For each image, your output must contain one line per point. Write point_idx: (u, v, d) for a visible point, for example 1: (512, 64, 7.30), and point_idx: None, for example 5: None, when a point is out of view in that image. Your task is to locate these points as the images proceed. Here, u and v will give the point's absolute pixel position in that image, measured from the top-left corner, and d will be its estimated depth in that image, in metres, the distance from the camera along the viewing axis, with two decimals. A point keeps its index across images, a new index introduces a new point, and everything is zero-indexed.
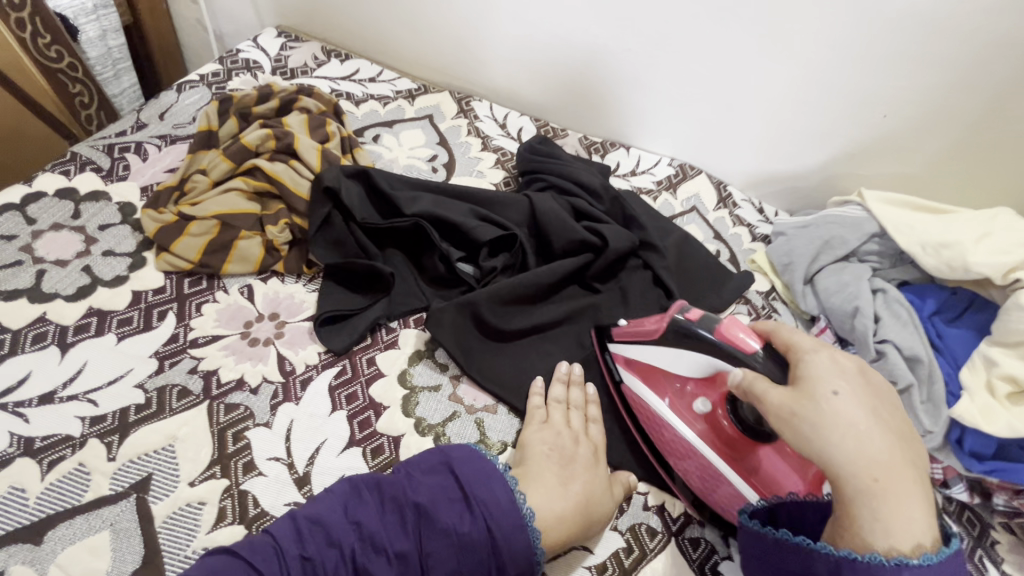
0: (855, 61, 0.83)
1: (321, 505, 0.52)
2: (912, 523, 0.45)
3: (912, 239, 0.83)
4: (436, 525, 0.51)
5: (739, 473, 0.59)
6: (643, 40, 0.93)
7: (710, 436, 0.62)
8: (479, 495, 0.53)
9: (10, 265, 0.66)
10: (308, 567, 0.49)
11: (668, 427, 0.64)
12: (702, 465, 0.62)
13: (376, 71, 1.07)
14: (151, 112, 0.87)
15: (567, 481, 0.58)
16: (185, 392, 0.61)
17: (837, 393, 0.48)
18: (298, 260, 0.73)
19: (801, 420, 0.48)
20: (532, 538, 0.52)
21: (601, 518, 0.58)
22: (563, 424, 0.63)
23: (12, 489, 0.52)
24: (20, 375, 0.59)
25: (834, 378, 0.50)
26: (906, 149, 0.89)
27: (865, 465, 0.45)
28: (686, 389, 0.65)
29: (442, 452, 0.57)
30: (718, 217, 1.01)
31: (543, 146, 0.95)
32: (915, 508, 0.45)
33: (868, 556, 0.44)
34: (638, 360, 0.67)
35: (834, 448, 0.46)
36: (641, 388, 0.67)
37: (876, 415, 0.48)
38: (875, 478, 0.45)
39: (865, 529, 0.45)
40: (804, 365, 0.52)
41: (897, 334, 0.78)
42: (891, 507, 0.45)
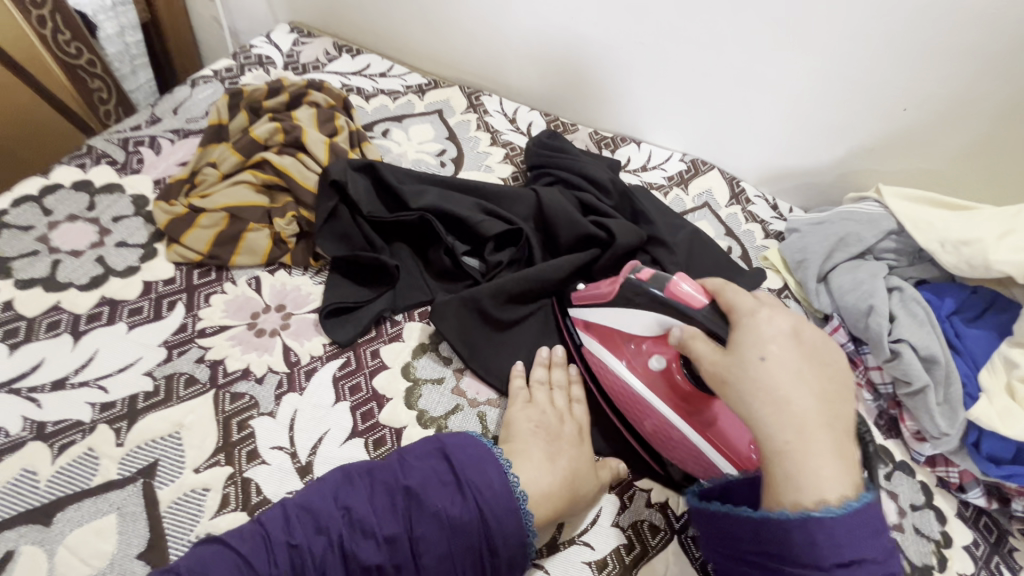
0: (873, 52, 0.81)
1: (311, 493, 0.52)
2: (823, 479, 0.45)
3: (931, 236, 0.81)
4: (425, 509, 0.51)
5: (692, 424, 0.61)
6: (654, 32, 0.92)
7: (665, 391, 0.63)
8: (471, 478, 0.53)
9: (27, 255, 0.68)
10: (295, 556, 0.48)
11: (626, 386, 0.66)
12: (659, 420, 0.63)
13: (387, 66, 1.08)
14: (165, 107, 0.88)
15: (554, 456, 0.59)
16: (193, 380, 0.62)
17: (763, 358, 0.49)
18: (305, 253, 0.74)
19: (731, 387, 0.50)
20: (523, 521, 0.52)
21: (587, 493, 0.59)
22: (548, 403, 0.65)
23: (24, 472, 0.54)
24: (34, 362, 0.60)
25: (765, 343, 0.50)
26: (926, 143, 0.86)
27: (780, 424, 0.47)
28: (642, 348, 0.66)
29: (437, 437, 0.56)
30: (730, 213, 0.99)
31: (552, 140, 0.94)
32: (830, 466, 0.45)
33: (778, 511, 0.46)
34: (596, 324, 0.68)
35: (751, 408, 0.48)
36: (600, 350, 0.68)
37: (804, 379, 0.48)
38: (789, 438, 0.46)
39: (778, 487, 0.46)
40: (741, 331, 0.52)
41: (913, 334, 0.76)
42: (803, 466, 0.45)
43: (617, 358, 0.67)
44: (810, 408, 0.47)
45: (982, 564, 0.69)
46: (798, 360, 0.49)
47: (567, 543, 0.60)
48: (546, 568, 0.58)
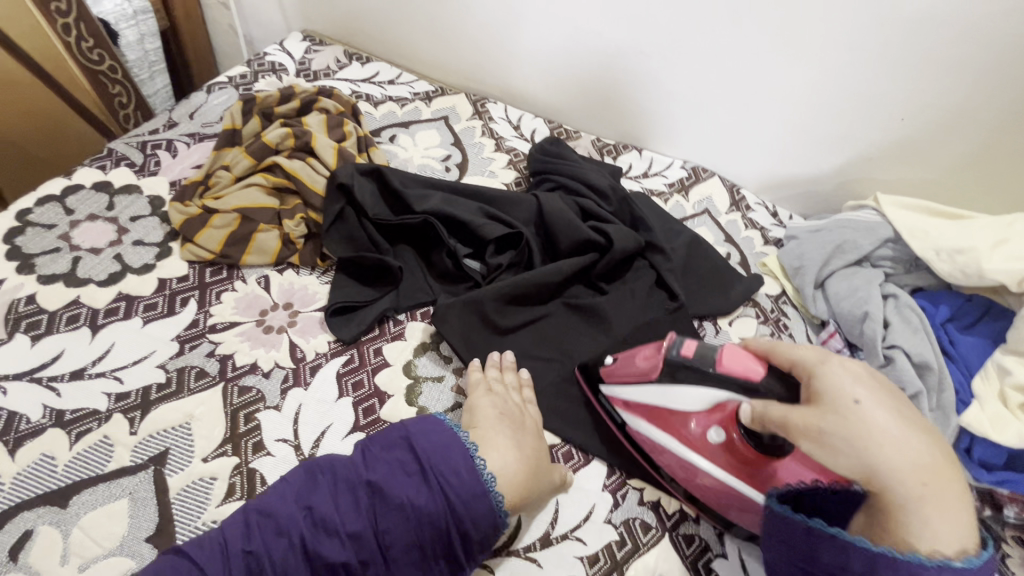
0: (870, 63, 0.83)
1: (273, 497, 0.53)
2: (953, 526, 0.47)
3: (925, 245, 0.82)
4: (389, 502, 0.52)
5: (763, 492, 0.59)
6: (655, 42, 0.94)
7: (727, 462, 0.62)
8: (436, 465, 0.54)
9: (49, 252, 0.71)
10: (251, 560, 0.50)
11: (689, 463, 0.63)
12: (730, 496, 0.61)
13: (396, 73, 1.11)
14: (181, 112, 0.92)
15: (521, 444, 0.60)
16: (203, 373, 0.64)
17: (859, 401, 0.50)
18: (313, 253, 0.76)
19: (828, 435, 0.50)
20: (493, 502, 0.54)
21: (548, 482, 0.61)
22: (508, 395, 0.66)
23: (43, 457, 0.56)
24: (54, 353, 0.63)
25: (853, 386, 0.51)
26: (923, 153, 0.88)
27: (902, 468, 0.48)
28: (694, 423, 0.64)
29: (402, 428, 0.57)
30: (730, 220, 1.01)
31: (554, 147, 0.96)
32: (954, 512, 0.47)
33: (908, 555, 0.46)
34: (641, 404, 0.66)
35: (870, 453, 0.48)
36: (650, 429, 0.66)
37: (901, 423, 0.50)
38: (922, 483, 0.47)
39: (908, 532, 0.47)
40: (817, 379, 0.53)
41: (906, 340, 0.77)
42: (930, 512, 0.47)
43: (670, 434, 0.64)
44: (922, 452, 0.49)
45: None
46: (888, 402, 0.51)
47: (559, 538, 0.61)
48: (539, 562, 0.60)
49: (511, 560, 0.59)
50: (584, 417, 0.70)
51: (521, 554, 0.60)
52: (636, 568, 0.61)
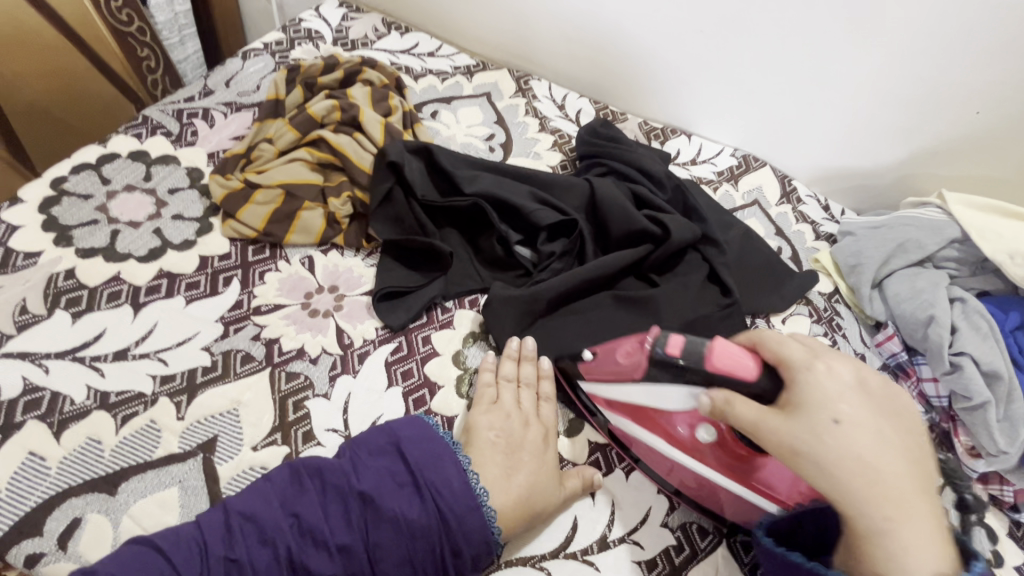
0: (951, 51, 0.77)
1: (254, 498, 0.49)
2: (934, 558, 0.43)
3: (998, 248, 0.77)
4: (382, 514, 0.49)
5: (749, 485, 0.57)
6: (717, 22, 0.88)
7: (716, 459, 0.59)
8: (429, 478, 0.51)
9: (87, 224, 0.68)
10: (233, 568, 0.46)
11: (673, 462, 0.60)
12: (719, 491, 0.58)
13: (436, 46, 1.06)
14: (217, 79, 0.87)
15: (512, 472, 0.55)
16: (249, 357, 0.62)
17: (839, 422, 0.47)
18: (358, 234, 0.73)
19: (804, 458, 0.47)
20: (488, 518, 0.51)
21: (551, 503, 0.56)
22: (511, 407, 0.60)
23: (89, 440, 0.54)
24: (96, 331, 0.61)
25: (834, 404, 0.48)
26: (998, 150, 0.83)
27: (872, 491, 0.45)
28: (681, 423, 0.60)
29: (391, 432, 0.54)
30: (781, 212, 0.96)
31: (606, 129, 0.91)
32: (931, 542, 0.43)
33: None
34: (620, 400, 0.62)
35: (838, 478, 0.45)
36: (633, 427, 0.62)
37: (885, 441, 0.47)
38: (887, 514, 0.44)
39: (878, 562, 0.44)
40: (799, 388, 0.50)
41: (975, 346, 0.73)
42: (904, 541, 0.43)
43: (655, 434, 0.61)
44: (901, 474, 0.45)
45: None
46: (871, 417, 0.48)
47: (617, 541, 0.59)
48: (597, 565, 0.57)
49: (568, 562, 0.57)
50: None
51: (578, 557, 0.57)
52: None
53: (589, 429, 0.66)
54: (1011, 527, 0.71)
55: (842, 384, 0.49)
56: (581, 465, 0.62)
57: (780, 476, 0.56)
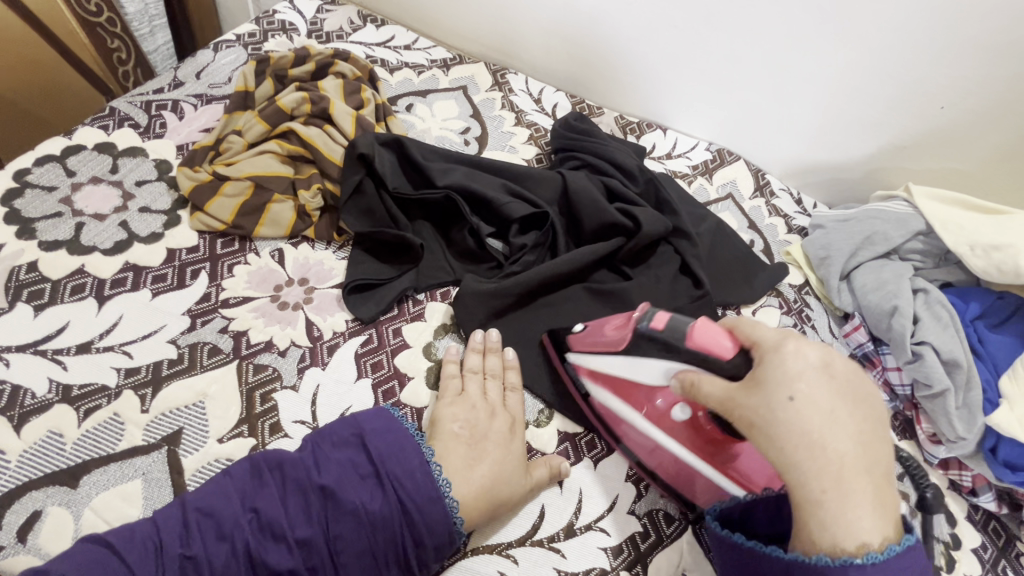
0: (914, 46, 0.78)
1: (214, 493, 0.49)
2: (863, 529, 0.43)
3: (960, 239, 0.79)
4: (342, 507, 0.49)
5: (717, 468, 0.57)
6: (689, 16, 0.89)
7: (686, 438, 0.59)
8: (390, 470, 0.51)
9: (50, 216, 0.67)
10: (188, 566, 0.46)
11: (644, 437, 0.62)
12: (696, 476, 0.59)
13: (412, 38, 1.05)
14: (187, 71, 0.86)
15: (476, 461, 0.56)
16: (216, 349, 0.62)
17: (793, 399, 0.45)
18: (329, 226, 0.73)
19: (759, 430, 0.47)
20: (448, 507, 0.51)
21: (517, 495, 0.56)
22: (477, 398, 0.61)
23: (51, 433, 0.54)
24: (59, 324, 0.60)
25: (792, 381, 0.46)
26: (961, 143, 0.84)
27: (821, 466, 0.44)
28: (658, 397, 0.61)
29: (355, 424, 0.54)
30: (754, 206, 0.97)
31: (580, 123, 0.91)
32: (865, 512, 0.43)
33: (815, 556, 0.44)
34: (604, 373, 0.64)
35: (789, 452, 0.45)
36: (612, 400, 0.64)
37: (840, 421, 0.45)
38: (824, 488, 0.44)
39: (811, 531, 0.44)
40: (766, 364, 0.48)
41: (936, 336, 0.75)
42: (841, 515, 0.43)
43: (631, 408, 0.62)
44: (847, 453, 0.44)
45: (989, 567, 0.69)
46: (830, 399, 0.46)
47: (583, 528, 0.59)
48: (563, 552, 0.58)
49: (534, 549, 0.57)
50: None
51: (545, 544, 0.58)
52: (660, 561, 0.59)
53: (559, 418, 0.67)
54: (970, 510, 0.73)
55: (809, 364, 0.47)
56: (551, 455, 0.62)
57: (755, 466, 0.56)
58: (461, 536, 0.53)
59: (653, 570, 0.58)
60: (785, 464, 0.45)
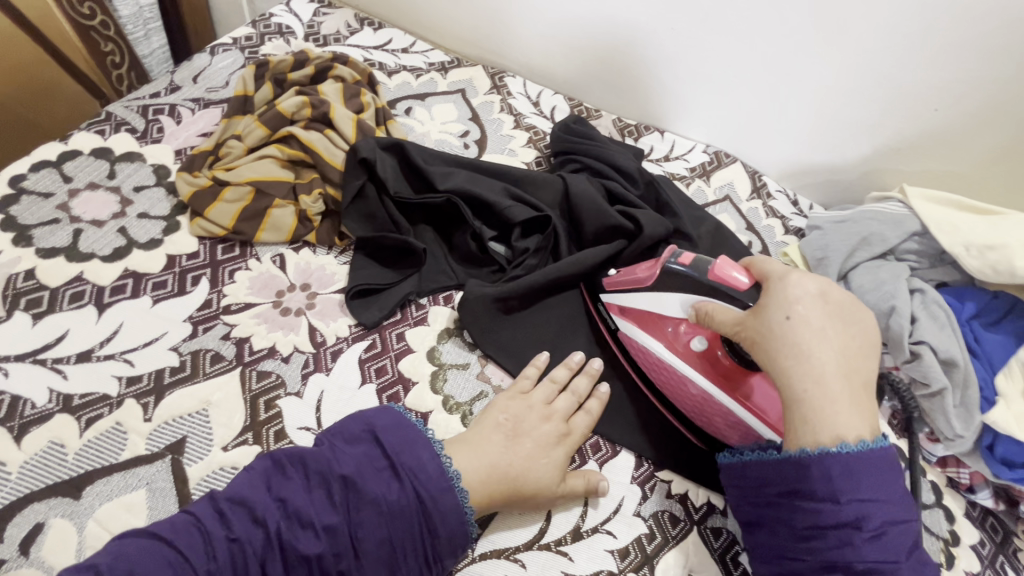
0: (907, 49, 0.79)
1: (242, 484, 0.49)
2: (841, 426, 0.49)
3: (955, 240, 0.80)
4: (364, 496, 0.49)
5: (735, 398, 0.60)
6: (686, 19, 0.90)
7: (706, 368, 0.64)
8: (405, 461, 0.51)
9: (47, 223, 0.67)
10: (235, 550, 0.46)
11: (667, 366, 0.65)
12: (711, 406, 0.62)
13: (410, 42, 1.05)
14: (184, 75, 0.86)
15: (510, 457, 0.56)
16: (219, 356, 0.61)
17: (790, 318, 0.52)
18: (330, 231, 0.73)
19: (760, 346, 0.54)
20: (460, 498, 0.51)
21: (551, 497, 0.57)
22: (538, 401, 0.61)
23: (52, 443, 0.53)
24: (58, 333, 0.59)
25: (791, 305, 0.53)
26: (954, 144, 0.85)
27: (805, 373, 0.50)
28: (682, 328, 0.66)
29: (367, 421, 0.54)
30: (751, 207, 0.98)
31: (579, 126, 0.92)
32: (843, 410, 0.49)
33: (798, 448, 0.49)
34: (632, 308, 0.68)
35: (781, 360, 0.52)
36: (639, 333, 0.67)
37: (827, 339, 0.51)
38: (805, 388, 0.50)
39: (795, 428, 0.51)
40: (774, 291, 0.55)
41: (933, 335, 0.75)
42: (821, 414, 0.49)
43: (658, 339, 0.66)
44: (828, 363, 0.50)
45: (987, 563, 0.70)
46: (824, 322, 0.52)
47: (590, 531, 0.59)
48: (570, 556, 0.58)
49: (541, 553, 0.57)
50: (620, 408, 0.68)
51: (552, 548, 0.58)
52: (667, 562, 0.59)
53: None
54: (968, 507, 0.74)
55: (808, 293, 0.54)
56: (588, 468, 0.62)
57: (769, 401, 0.60)
58: (474, 530, 0.53)
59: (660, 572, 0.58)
60: (775, 372, 0.52)
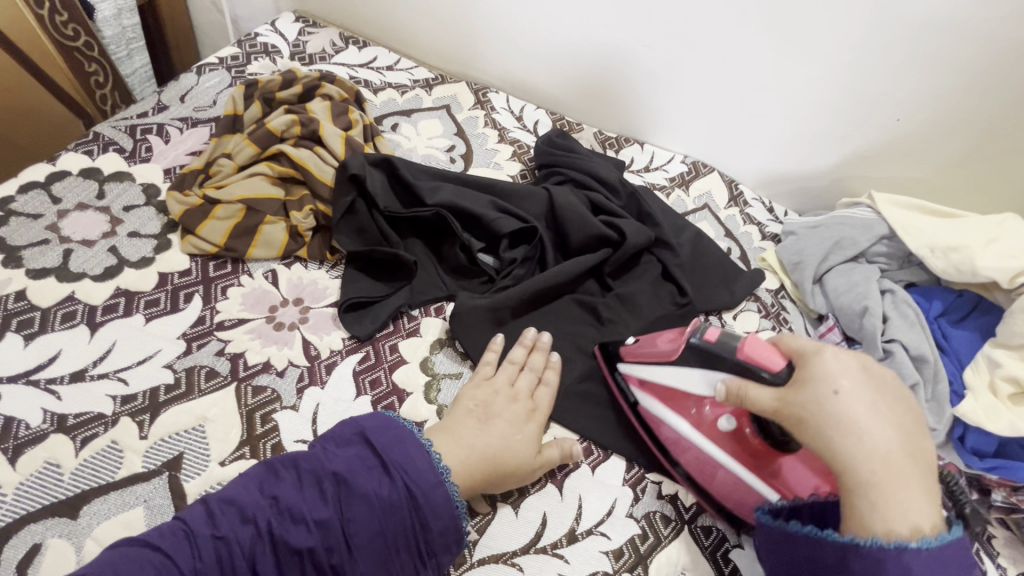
0: (872, 64, 0.84)
1: (235, 487, 0.50)
2: (912, 511, 0.46)
3: (921, 242, 0.84)
4: (355, 493, 0.50)
5: (766, 481, 0.58)
6: (662, 36, 0.93)
7: (734, 447, 0.60)
8: (396, 459, 0.52)
9: (37, 244, 0.67)
10: (221, 547, 0.46)
11: (691, 445, 0.62)
12: (734, 484, 0.60)
13: (394, 59, 1.07)
14: (171, 94, 0.86)
15: (487, 438, 0.58)
16: (214, 372, 0.61)
17: (838, 393, 0.49)
18: (321, 247, 0.74)
19: (807, 424, 0.50)
20: (451, 492, 0.52)
21: (527, 468, 0.59)
22: (503, 384, 0.64)
23: (47, 464, 0.53)
24: (50, 353, 0.59)
25: (836, 378, 0.50)
26: (918, 152, 0.90)
27: (869, 458, 0.47)
28: (707, 406, 0.63)
29: (356, 423, 0.55)
30: (729, 215, 1.02)
31: (562, 140, 0.95)
32: (912, 496, 0.46)
33: (869, 539, 0.46)
34: (652, 381, 0.65)
35: (838, 441, 0.48)
36: (660, 408, 0.65)
37: (878, 413, 0.49)
38: (874, 471, 0.47)
39: (863, 515, 0.47)
40: (812, 364, 0.52)
41: (903, 334, 0.79)
42: (891, 500, 0.46)
43: (681, 416, 0.63)
44: (888, 441, 0.48)
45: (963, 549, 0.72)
46: (869, 396, 0.50)
47: (585, 533, 0.61)
48: (566, 557, 0.59)
49: (537, 556, 0.59)
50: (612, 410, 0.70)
51: (548, 550, 0.59)
52: (659, 561, 0.60)
53: (555, 425, 0.68)
54: None
55: (846, 365, 0.52)
56: (561, 439, 0.65)
57: (801, 480, 0.57)
58: (466, 527, 0.54)
59: (654, 571, 0.60)
60: (832, 453, 0.48)
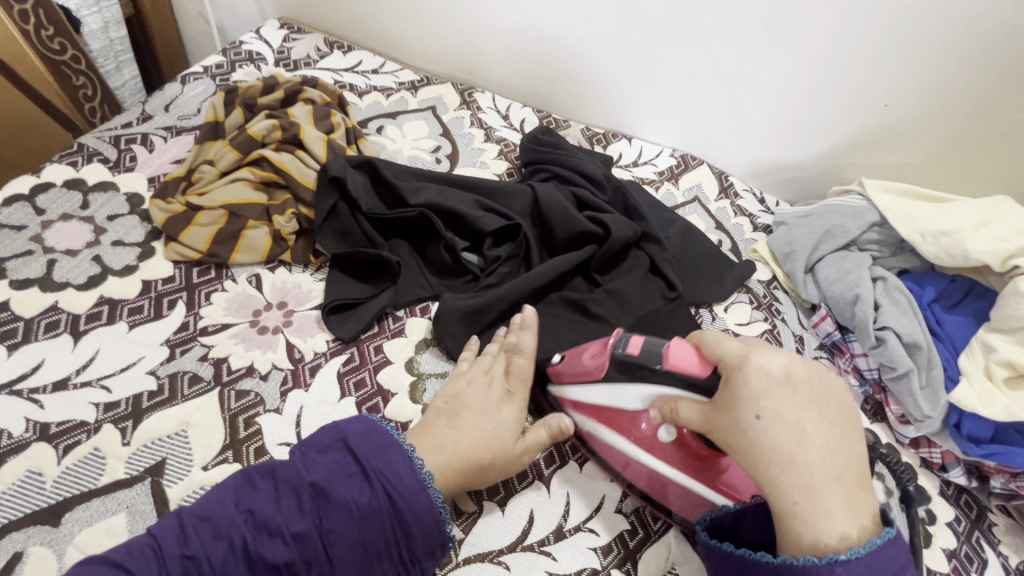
0: (859, 50, 0.83)
1: (211, 501, 0.50)
2: (841, 524, 0.45)
3: (912, 227, 0.83)
4: (333, 503, 0.49)
5: (710, 485, 0.57)
6: (644, 29, 0.93)
7: (675, 457, 0.59)
8: (376, 467, 0.52)
9: (21, 255, 0.67)
10: (192, 566, 0.46)
11: (636, 461, 0.61)
12: (682, 494, 0.59)
13: (379, 63, 1.08)
14: (156, 104, 0.87)
15: (461, 436, 0.57)
16: (197, 378, 0.62)
17: (760, 417, 0.47)
18: (305, 250, 0.74)
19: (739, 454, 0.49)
20: (433, 499, 0.52)
21: (509, 462, 0.58)
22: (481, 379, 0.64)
23: (29, 472, 0.53)
24: (34, 362, 0.60)
25: (759, 400, 0.48)
26: (907, 138, 0.89)
27: (793, 485, 0.46)
28: (642, 421, 0.61)
29: (337, 429, 0.55)
30: (720, 207, 1.00)
31: (546, 137, 0.94)
32: (839, 513, 0.45)
33: (801, 558, 0.45)
34: (585, 401, 0.65)
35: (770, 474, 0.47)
36: (597, 427, 0.64)
37: (808, 435, 0.46)
38: (795, 498, 0.46)
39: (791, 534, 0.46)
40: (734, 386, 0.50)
41: (896, 321, 0.78)
42: (818, 517, 0.45)
43: (617, 433, 0.63)
44: (801, 461, 0.46)
45: (964, 539, 0.71)
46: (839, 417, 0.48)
47: (572, 530, 0.60)
48: (554, 555, 0.58)
49: (525, 554, 0.58)
50: None
51: (535, 548, 0.59)
52: (648, 558, 0.60)
53: None
54: (942, 486, 0.75)
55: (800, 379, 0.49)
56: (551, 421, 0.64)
57: (742, 479, 0.57)
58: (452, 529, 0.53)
59: (643, 567, 0.59)
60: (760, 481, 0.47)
